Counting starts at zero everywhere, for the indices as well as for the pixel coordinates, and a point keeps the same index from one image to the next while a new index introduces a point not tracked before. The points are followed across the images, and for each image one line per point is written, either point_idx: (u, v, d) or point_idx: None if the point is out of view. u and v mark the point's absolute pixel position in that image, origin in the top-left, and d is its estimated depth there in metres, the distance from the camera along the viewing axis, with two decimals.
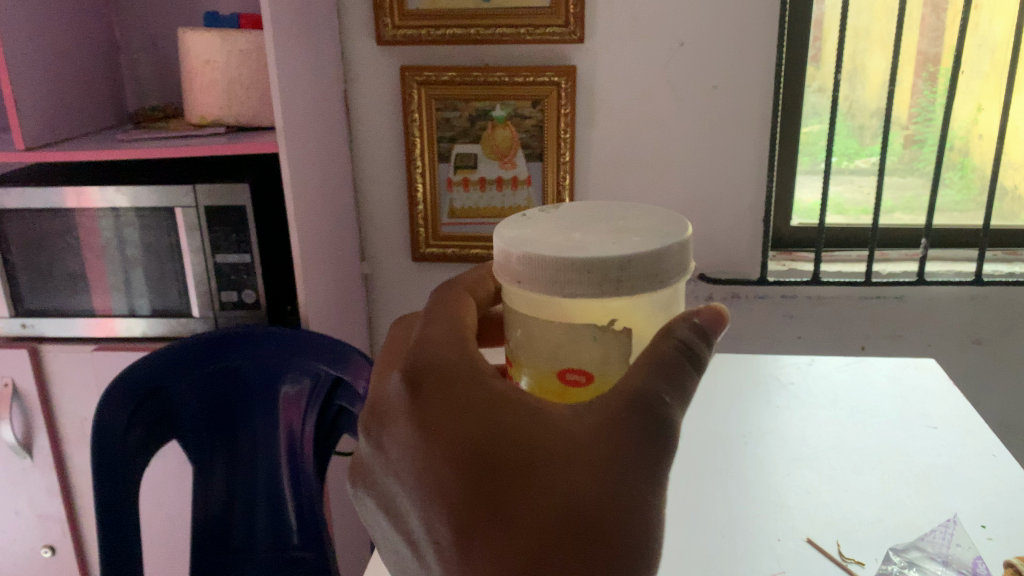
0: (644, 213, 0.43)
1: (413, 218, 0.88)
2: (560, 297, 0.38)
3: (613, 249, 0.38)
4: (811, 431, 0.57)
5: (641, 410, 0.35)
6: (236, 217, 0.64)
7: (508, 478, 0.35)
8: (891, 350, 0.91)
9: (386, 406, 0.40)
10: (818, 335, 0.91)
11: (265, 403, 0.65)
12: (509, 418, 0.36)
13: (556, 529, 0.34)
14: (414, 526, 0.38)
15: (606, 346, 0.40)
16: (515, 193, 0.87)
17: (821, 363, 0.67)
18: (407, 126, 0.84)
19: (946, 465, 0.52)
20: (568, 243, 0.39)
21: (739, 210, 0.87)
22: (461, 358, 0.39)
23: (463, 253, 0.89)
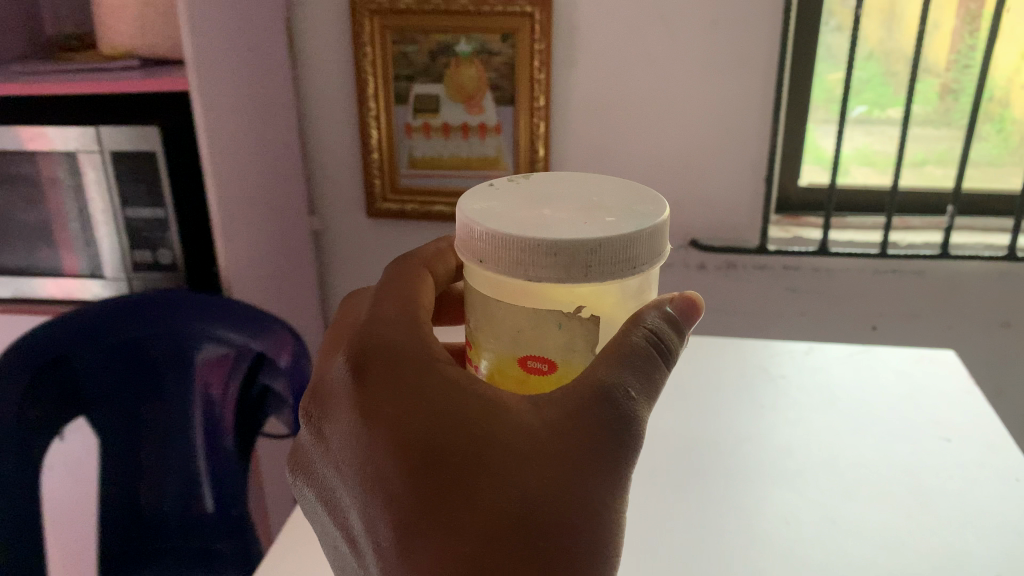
0: (619, 187, 0.37)
1: (367, 168, 0.81)
2: (524, 281, 0.32)
3: (586, 228, 0.32)
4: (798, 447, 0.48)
5: (608, 404, 0.31)
6: (147, 165, 0.59)
7: (465, 477, 0.30)
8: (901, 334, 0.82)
9: (327, 390, 0.35)
10: (823, 313, 0.82)
11: (180, 379, 0.60)
12: (463, 408, 0.31)
13: (512, 538, 0.30)
14: (355, 525, 0.33)
15: (573, 333, 0.34)
16: (483, 142, 0.79)
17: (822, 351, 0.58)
18: (359, 61, 0.76)
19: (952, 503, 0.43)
20: (534, 220, 0.33)
21: (731, 169, 0.78)
22: (413, 338, 0.34)
23: (423, 210, 0.82)
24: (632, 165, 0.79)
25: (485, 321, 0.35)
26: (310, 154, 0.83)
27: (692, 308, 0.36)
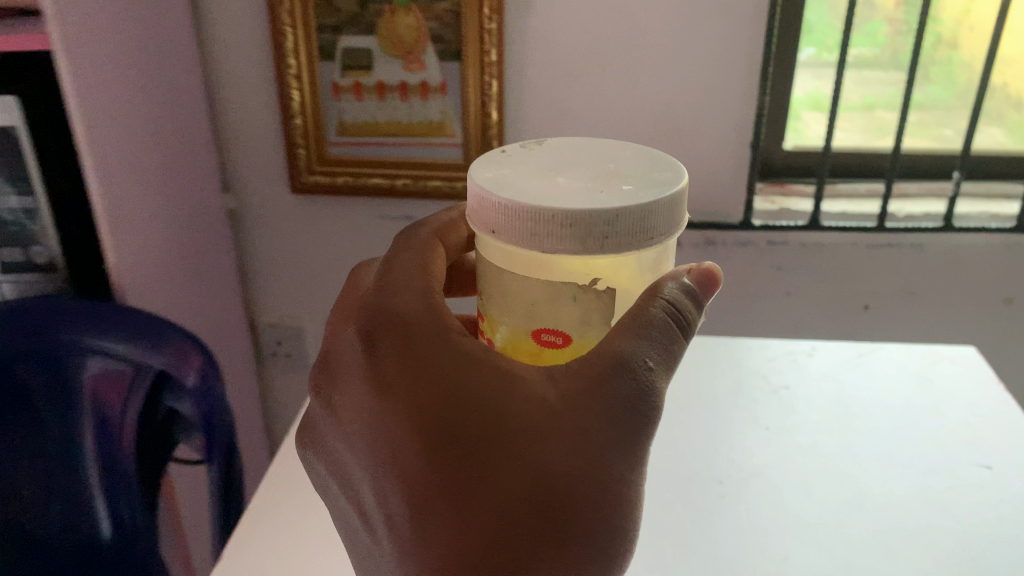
0: (634, 154, 0.35)
1: (290, 137, 0.72)
2: (537, 252, 0.30)
3: (601, 198, 0.30)
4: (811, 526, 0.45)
5: (624, 376, 0.32)
6: (10, 147, 0.55)
7: (479, 448, 0.32)
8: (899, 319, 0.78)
9: (338, 361, 0.36)
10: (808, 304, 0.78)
11: (61, 405, 0.53)
12: (475, 381, 0.32)
13: (524, 508, 0.31)
14: (364, 496, 0.35)
15: (588, 308, 0.33)
16: (425, 104, 0.70)
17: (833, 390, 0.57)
18: (274, 10, 0.66)
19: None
20: (546, 187, 0.31)
21: (705, 140, 0.70)
22: (425, 311, 0.35)
23: (357, 184, 0.74)
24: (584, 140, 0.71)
25: (497, 294, 0.34)
26: (219, 124, 0.74)
27: (711, 279, 0.36)
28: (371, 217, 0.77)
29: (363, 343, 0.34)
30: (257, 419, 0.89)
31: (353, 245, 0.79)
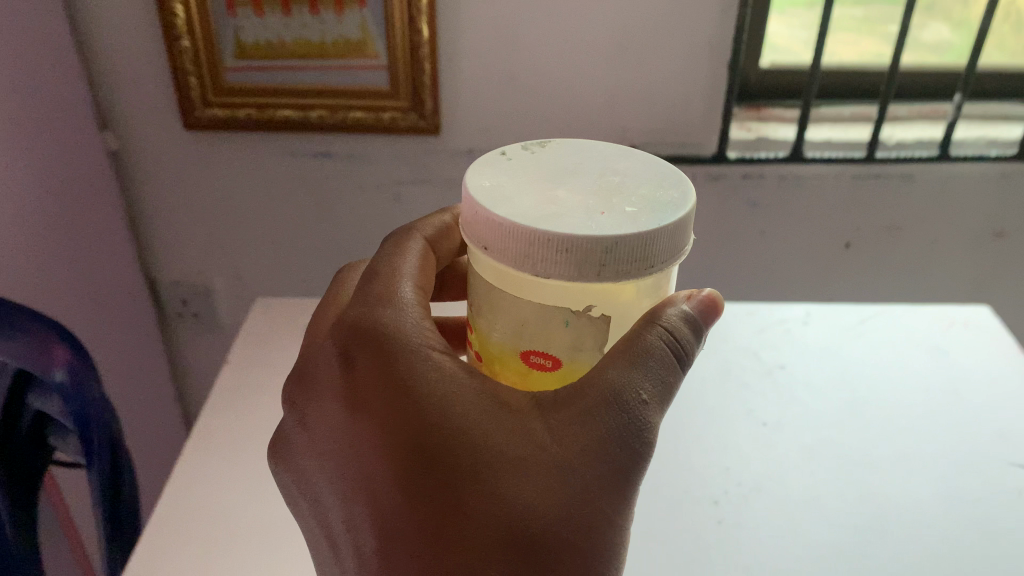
0: (639, 171, 0.37)
1: (178, 62, 0.62)
2: (532, 273, 0.32)
3: (600, 223, 0.32)
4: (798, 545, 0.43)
5: (616, 407, 0.33)
6: None
7: (456, 477, 0.32)
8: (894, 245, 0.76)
9: (317, 373, 0.37)
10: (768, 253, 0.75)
11: None
12: (456, 407, 0.33)
13: (497, 542, 0.32)
14: (336, 518, 0.35)
15: (580, 331, 0.35)
16: (340, 21, 0.60)
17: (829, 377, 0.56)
18: None
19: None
20: (545, 205, 0.34)
21: (670, 60, 0.63)
22: (407, 325, 0.35)
23: (263, 116, 0.65)
24: (530, 76, 0.64)
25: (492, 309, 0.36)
26: (90, 58, 0.64)
27: (713, 309, 0.36)
28: (289, 163, 0.70)
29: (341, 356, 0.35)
30: (167, 385, 0.83)
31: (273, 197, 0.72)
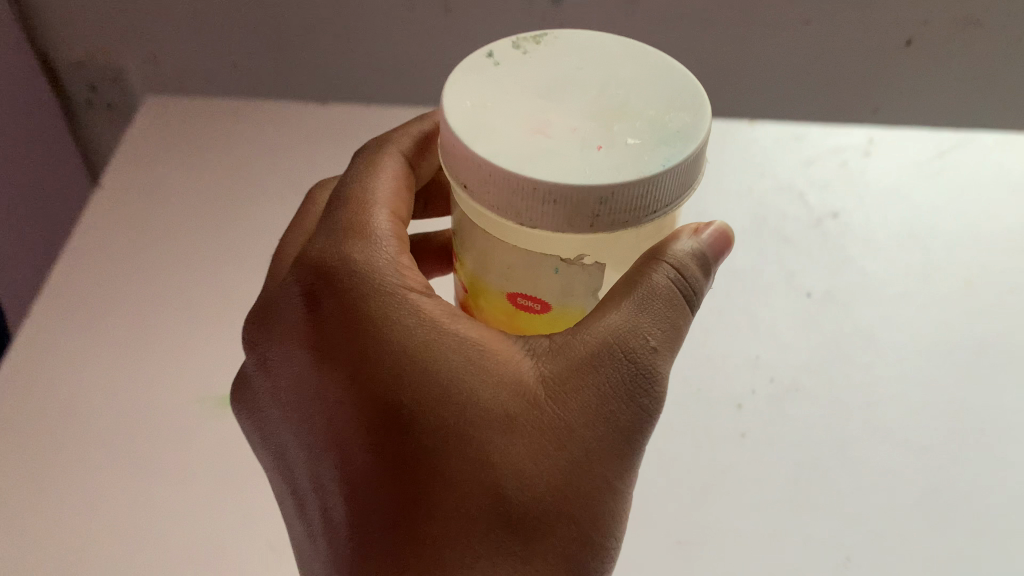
0: (654, 87, 0.45)
1: None
2: (528, 222, 0.41)
3: (602, 173, 0.40)
4: (803, 523, 0.66)
5: (621, 363, 0.45)
6: None
7: (449, 444, 0.44)
8: (936, 226, 0.87)
9: (278, 321, 0.50)
10: (823, 247, 0.85)
11: None
12: (447, 382, 0.45)
13: (494, 510, 0.44)
14: (323, 476, 0.48)
15: (570, 284, 0.47)
16: None
17: (827, 334, 0.78)
18: None
19: (932, 539, 0.65)
20: (540, 141, 0.42)
21: None
22: (407, 321, 0.46)
23: None
24: None
25: (486, 254, 0.47)
26: None
27: (721, 238, 0.49)
28: None
29: (287, 306, 0.51)
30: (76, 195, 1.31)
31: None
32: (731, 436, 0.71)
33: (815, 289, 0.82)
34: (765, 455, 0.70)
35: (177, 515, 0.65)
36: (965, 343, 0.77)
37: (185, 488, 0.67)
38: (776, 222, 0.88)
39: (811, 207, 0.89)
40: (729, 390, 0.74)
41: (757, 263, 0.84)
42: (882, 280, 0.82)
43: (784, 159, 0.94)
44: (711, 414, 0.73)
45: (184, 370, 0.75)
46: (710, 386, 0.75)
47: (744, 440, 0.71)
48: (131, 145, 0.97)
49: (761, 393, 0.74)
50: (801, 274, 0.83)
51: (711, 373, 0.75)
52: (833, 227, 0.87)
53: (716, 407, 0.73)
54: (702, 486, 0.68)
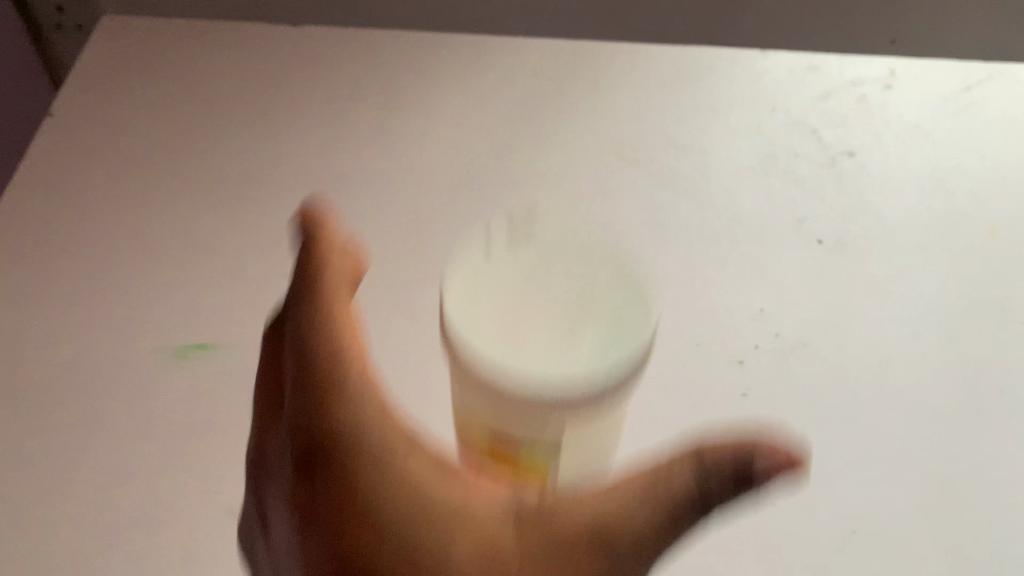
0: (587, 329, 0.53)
1: None
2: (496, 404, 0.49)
3: (546, 382, 0.47)
4: (807, 495, 0.61)
5: (559, 515, 0.52)
6: None
7: (386, 534, 0.51)
8: (961, 165, 0.80)
9: (272, 456, 0.58)
10: (837, 190, 0.78)
11: None
12: (411, 508, 0.52)
13: (411, 550, 0.50)
14: (276, 509, 0.55)
15: (535, 441, 0.50)
16: None
17: (839, 286, 0.72)
18: None
19: (945, 513, 0.60)
20: (503, 345, 0.48)
21: None
22: (382, 465, 0.54)
23: None
24: None
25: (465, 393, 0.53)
26: None
27: None
28: None
29: (269, 447, 0.59)
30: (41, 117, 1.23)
31: (331, 138, 0.82)
32: (732, 395, 0.65)
33: (826, 236, 0.75)
34: (768, 418, 0.64)
35: (125, 486, 0.60)
36: (989, 295, 0.71)
37: (133, 455, 0.62)
38: (786, 161, 0.81)
39: (826, 145, 0.82)
40: (728, 345, 0.68)
41: (765, 205, 0.77)
42: (901, 224, 0.76)
43: (798, 91, 0.86)
44: (709, 370, 0.67)
45: (134, 322, 0.68)
46: (710, 339, 0.69)
47: (746, 400, 0.65)
48: (85, 62, 0.88)
49: (764, 349, 0.68)
50: (813, 218, 0.76)
51: (711, 324, 0.69)
52: (848, 166, 0.80)
53: (715, 363, 0.67)
54: (698, 452, 0.63)
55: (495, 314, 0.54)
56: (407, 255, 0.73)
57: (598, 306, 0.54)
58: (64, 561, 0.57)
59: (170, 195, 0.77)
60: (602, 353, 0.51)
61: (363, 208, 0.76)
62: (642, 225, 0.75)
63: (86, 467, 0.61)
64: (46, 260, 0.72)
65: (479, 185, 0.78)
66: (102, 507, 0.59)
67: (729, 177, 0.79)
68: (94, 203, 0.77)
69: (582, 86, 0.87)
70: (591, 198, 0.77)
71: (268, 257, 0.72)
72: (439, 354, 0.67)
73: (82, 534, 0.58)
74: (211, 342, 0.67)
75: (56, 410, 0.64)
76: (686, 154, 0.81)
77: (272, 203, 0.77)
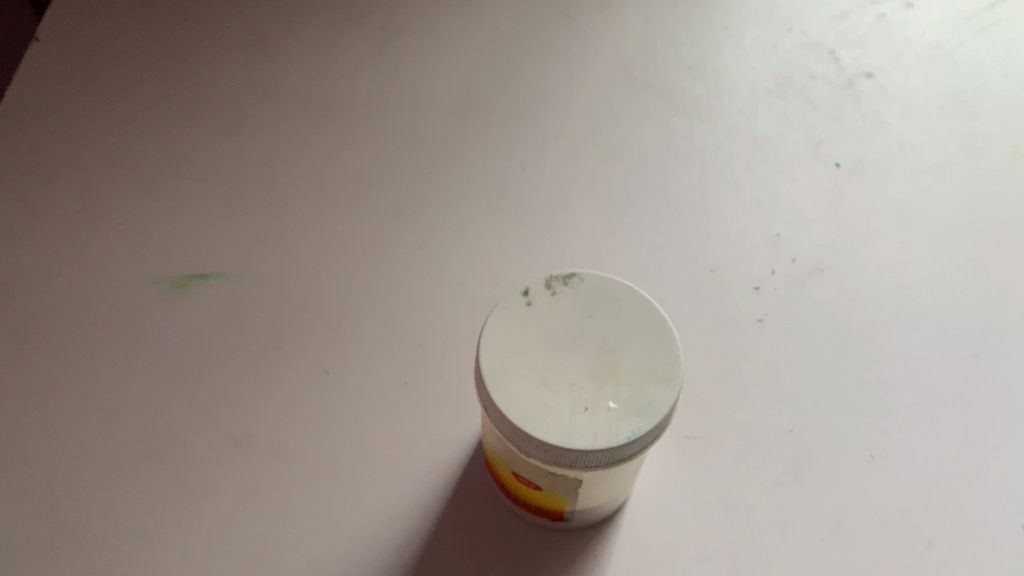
0: (632, 339, 0.47)
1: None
2: (526, 462, 0.45)
3: (580, 457, 0.43)
4: (826, 420, 0.59)
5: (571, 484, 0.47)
6: None
7: None
8: (983, 87, 0.77)
9: None
10: (855, 111, 0.76)
11: None
12: None
13: None
14: None
15: (557, 479, 0.47)
16: None
17: (856, 210, 0.70)
18: None
19: (966, 435, 0.59)
20: (534, 423, 0.44)
21: None
22: None
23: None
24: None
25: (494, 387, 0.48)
26: None
27: None
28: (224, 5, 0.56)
29: None
30: None
31: (327, 58, 0.78)
32: (748, 321, 0.64)
33: (844, 159, 0.73)
34: (785, 343, 0.63)
35: (125, 414, 0.58)
36: (1011, 219, 0.69)
37: (133, 381, 0.60)
38: (803, 82, 0.78)
39: (844, 66, 0.79)
40: (744, 270, 0.66)
41: (781, 128, 0.75)
42: (921, 147, 0.74)
43: (815, 10, 0.83)
44: (725, 296, 0.65)
45: (128, 247, 0.66)
46: (725, 265, 0.67)
47: (762, 326, 0.64)
48: None
49: (781, 274, 0.66)
50: (830, 141, 0.74)
51: (725, 249, 0.67)
52: (867, 88, 0.77)
53: (730, 289, 0.65)
54: (713, 376, 0.61)
55: (518, 363, 0.46)
56: (410, 180, 0.70)
57: (625, 369, 0.46)
58: (63, 488, 0.55)
59: (161, 116, 0.74)
60: (614, 428, 0.44)
61: (365, 132, 0.73)
62: (654, 149, 0.73)
63: (83, 395, 0.59)
64: (33, 181, 0.69)
65: (484, 107, 0.75)
66: (102, 435, 0.57)
67: (743, 99, 0.76)
68: (79, 124, 0.73)
69: (591, 6, 0.83)
70: (601, 121, 0.75)
71: (267, 183, 0.70)
72: (447, 282, 0.65)
73: (81, 461, 0.56)
74: (213, 272, 0.65)
75: (51, 337, 0.61)
76: (699, 76, 0.78)
77: (268, 126, 0.73)
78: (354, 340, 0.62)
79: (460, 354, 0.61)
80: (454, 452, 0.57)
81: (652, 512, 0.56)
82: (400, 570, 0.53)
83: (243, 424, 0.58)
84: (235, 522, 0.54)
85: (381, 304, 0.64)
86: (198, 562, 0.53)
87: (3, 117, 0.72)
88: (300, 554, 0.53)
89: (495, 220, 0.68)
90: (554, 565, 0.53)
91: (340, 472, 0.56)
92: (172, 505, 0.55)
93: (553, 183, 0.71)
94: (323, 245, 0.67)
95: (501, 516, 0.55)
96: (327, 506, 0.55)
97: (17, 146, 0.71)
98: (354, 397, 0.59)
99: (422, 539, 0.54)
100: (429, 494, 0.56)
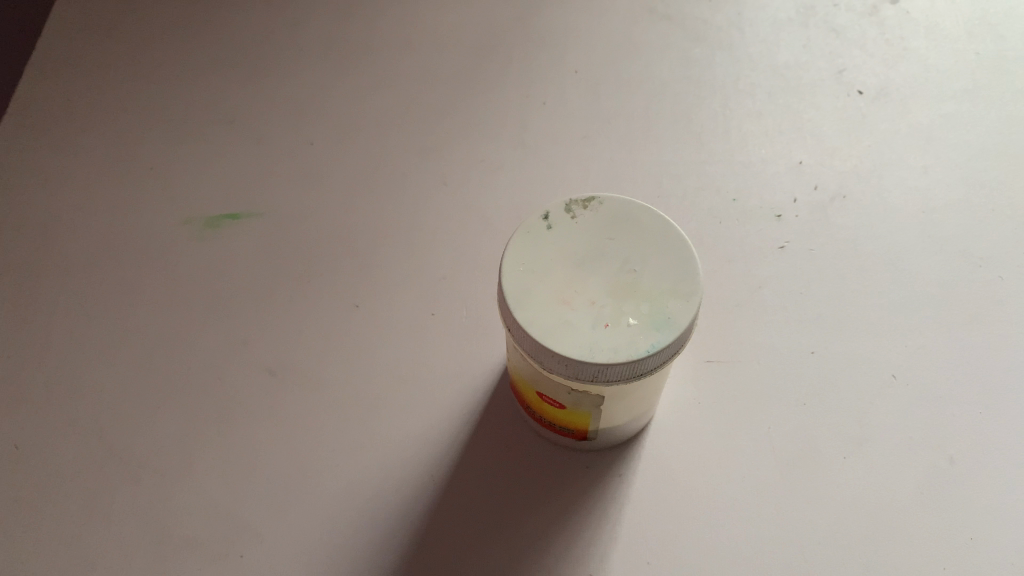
0: (653, 258, 0.48)
1: None
2: (550, 376, 0.47)
3: (600, 372, 0.45)
4: (848, 342, 0.60)
5: (593, 400, 0.49)
6: None
7: None
8: (1015, 7, 0.75)
9: None
10: (878, 37, 0.75)
11: None
12: None
13: None
14: None
15: (579, 397, 0.49)
16: None
17: (879, 136, 0.69)
18: None
19: (990, 354, 0.59)
20: (556, 337, 0.45)
21: None
22: None
23: None
24: None
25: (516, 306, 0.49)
26: None
27: None
28: None
29: None
30: None
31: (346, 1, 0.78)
32: (770, 248, 0.64)
33: (866, 86, 0.72)
34: (807, 268, 0.63)
35: (164, 346, 0.61)
36: None
37: (171, 317, 0.62)
38: (825, 10, 0.77)
39: None
40: (766, 198, 0.66)
41: (803, 57, 0.74)
42: (947, 73, 0.72)
43: None
44: (747, 223, 0.65)
45: (159, 189, 0.68)
46: (747, 194, 0.67)
47: (784, 252, 0.64)
48: None
49: (803, 201, 0.66)
50: (853, 68, 0.73)
51: (747, 177, 0.68)
52: (891, 14, 0.76)
53: (752, 216, 0.66)
54: (734, 301, 0.62)
55: (540, 285, 0.47)
56: (432, 118, 0.71)
57: (644, 286, 0.46)
58: (109, 416, 0.58)
59: (186, 62, 0.75)
60: (634, 342, 0.45)
61: (386, 73, 0.74)
62: (675, 81, 0.73)
63: (123, 330, 0.61)
64: (66, 129, 0.71)
65: (504, 44, 0.75)
66: (143, 368, 0.60)
67: (764, 29, 0.76)
68: (108, 73, 0.74)
69: None
70: (621, 55, 0.75)
71: (292, 125, 0.71)
72: (469, 217, 0.66)
73: (124, 392, 0.59)
74: (242, 211, 0.66)
75: (90, 276, 0.64)
76: (719, 7, 0.77)
77: (291, 69, 0.74)
78: (381, 273, 0.63)
79: (484, 285, 0.63)
80: (481, 377, 0.59)
81: (675, 433, 0.57)
82: (432, 490, 0.55)
83: (278, 354, 0.60)
84: (273, 446, 0.56)
85: (407, 238, 0.65)
86: (238, 484, 0.55)
87: (36, 67, 0.74)
88: (336, 475, 0.55)
89: (516, 156, 0.69)
90: (580, 483, 0.55)
91: (372, 398, 0.58)
92: (212, 431, 0.57)
93: (574, 116, 0.71)
94: (349, 183, 0.68)
95: (527, 437, 0.57)
96: (361, 431, 0.57)
97: (51, 96, 0.73)
98: (382, 327, 0.61)
99: (452, 461, 0.56)
100: (458, 417, 0.57)
